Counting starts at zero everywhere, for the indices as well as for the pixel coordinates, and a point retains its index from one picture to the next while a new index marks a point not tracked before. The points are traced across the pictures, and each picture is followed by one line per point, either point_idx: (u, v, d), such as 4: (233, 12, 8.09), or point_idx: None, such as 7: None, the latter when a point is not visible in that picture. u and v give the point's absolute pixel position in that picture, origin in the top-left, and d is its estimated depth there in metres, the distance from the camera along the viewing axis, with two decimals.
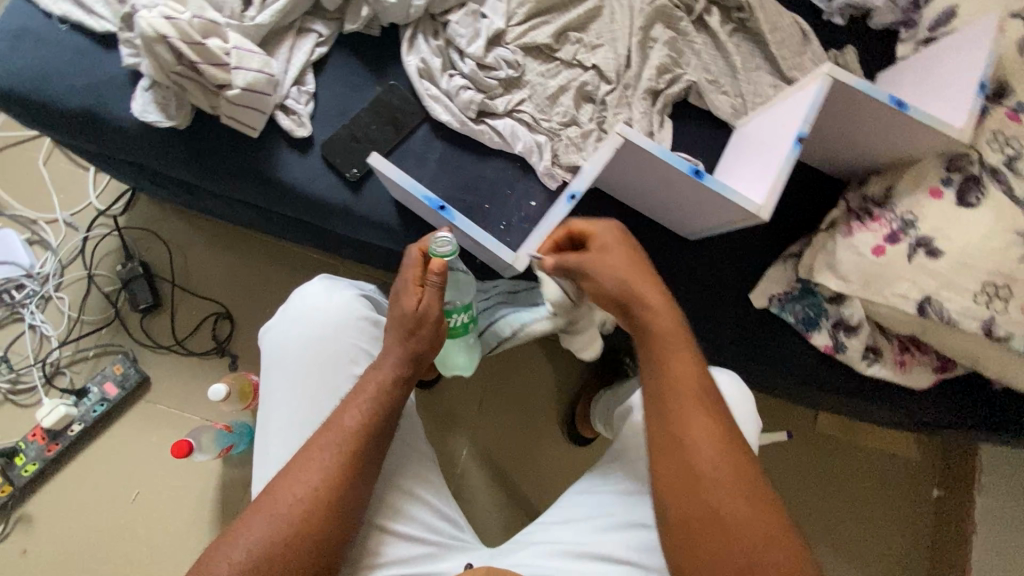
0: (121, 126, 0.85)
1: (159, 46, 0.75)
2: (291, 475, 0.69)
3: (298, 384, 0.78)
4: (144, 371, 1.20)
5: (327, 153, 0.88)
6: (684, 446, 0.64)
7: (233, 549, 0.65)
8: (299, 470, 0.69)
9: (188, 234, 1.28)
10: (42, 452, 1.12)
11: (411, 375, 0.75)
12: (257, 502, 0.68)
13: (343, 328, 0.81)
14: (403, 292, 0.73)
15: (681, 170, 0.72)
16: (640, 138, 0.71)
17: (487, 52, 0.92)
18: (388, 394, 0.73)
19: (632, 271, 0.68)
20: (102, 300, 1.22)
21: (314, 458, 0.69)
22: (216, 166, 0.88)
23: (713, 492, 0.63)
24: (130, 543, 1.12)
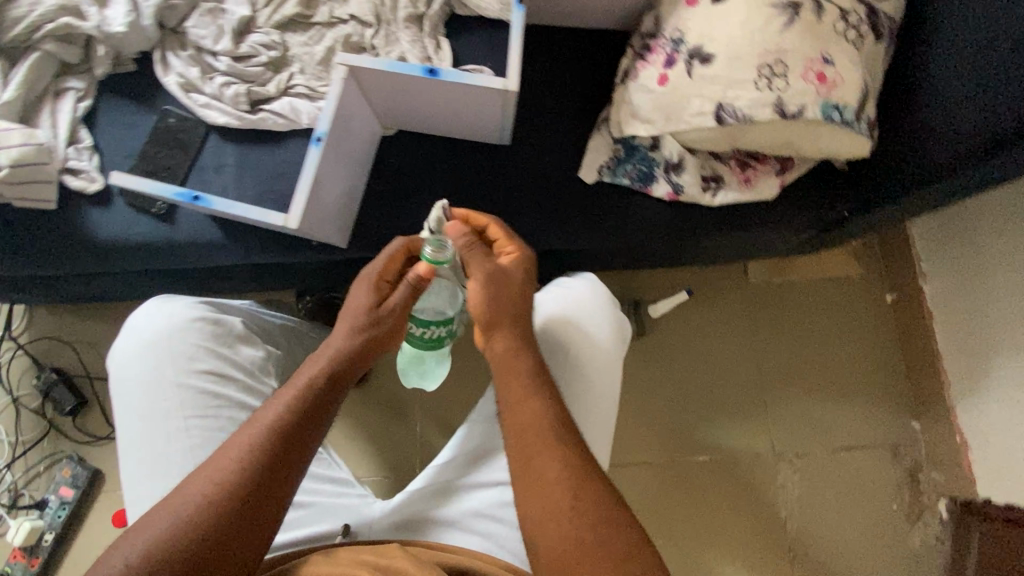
0: None
1: None
2: (205, 471, 0.66)
3: (144, 398, 0.77)
4: (93, 464, 1.23)
5: (127, 197, 0.90)
6: (525, 423, 0.69)
7: (132, 545, 0.62)
8: (211, 464, 0.67)
9: (89, 327, 1.31)
10: (26, 568, 1.17)
11: (342, 371, 0.74)
12: (170, 497, 0.66)
13: (180, 334, 0.80)
14: (362, 287, 0.76)
15: (415, 73, 0.75)
16: (359, 58, 0.77)
17: (240, 45, 0.92)
18: (318, 388, 0.72)
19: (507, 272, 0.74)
20: (33, 416, 1.26)
21: (227, 454, 0.67)
22: (32, 249, 0.89)
23: (538, 453, 0.67)
24: None
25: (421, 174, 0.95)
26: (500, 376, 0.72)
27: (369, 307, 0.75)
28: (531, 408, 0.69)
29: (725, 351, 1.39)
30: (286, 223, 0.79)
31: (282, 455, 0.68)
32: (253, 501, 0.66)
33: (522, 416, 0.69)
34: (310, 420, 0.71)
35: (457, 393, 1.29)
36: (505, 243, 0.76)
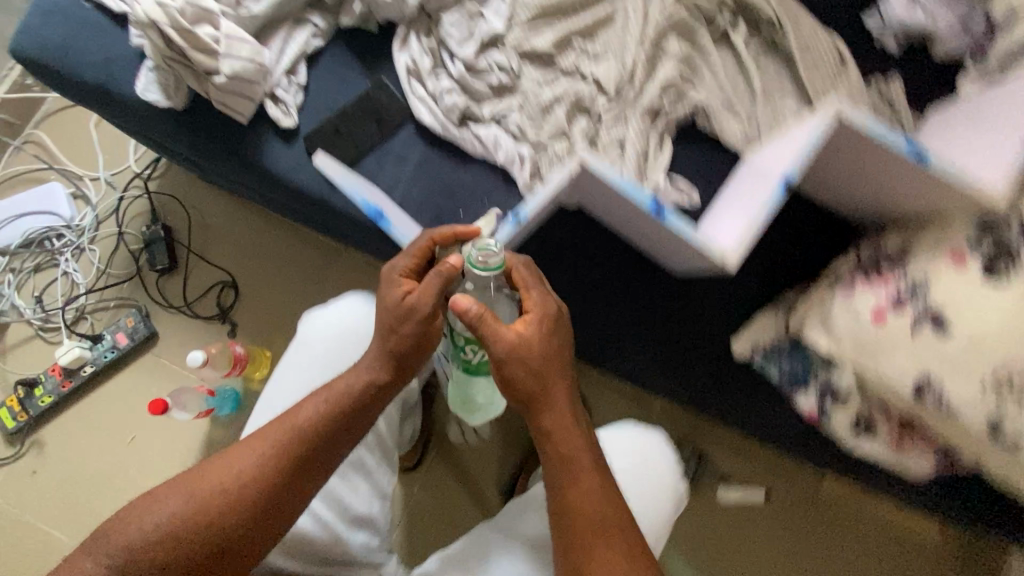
0: (127, 101, 0.89)
1: (151, 32, 0.79)
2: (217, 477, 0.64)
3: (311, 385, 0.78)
4: (155, 327, 1.28)
5: (310, 145, 0.89)
6: (572, 502, 0.67)
7: (148, 520, 0.62)
8: (238, 454, 0.65)
9: (208, 205, 1.34)
10: (59, 386, 1.23)
11: (386, 382, 0.68)
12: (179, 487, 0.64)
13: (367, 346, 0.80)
14: (385, 284, 0.66)
15: (642, 205, 0.68)
16: (601, 165, 0.70)
17: (480, 56, 0.89)
18: (360, 396, 0.67)
19: (535, 330, 0.66)
20: (128, 257, 1.31)
21: (254, 445, 0.65)
22: (206, 146, 0.90)
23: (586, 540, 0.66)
24: (124, 480, 1.22)
25: (580, 253, 0.92)
26: (551, 459, 0.68)
27: (397, 308, 0.64)
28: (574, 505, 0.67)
29: (760, 546, 1.27)
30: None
31: (307, 461, 0.65)
32: (271, 497, 0.64)
33: (575, 508, 0.67)
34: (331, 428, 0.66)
35: (491, 466, 1.21)
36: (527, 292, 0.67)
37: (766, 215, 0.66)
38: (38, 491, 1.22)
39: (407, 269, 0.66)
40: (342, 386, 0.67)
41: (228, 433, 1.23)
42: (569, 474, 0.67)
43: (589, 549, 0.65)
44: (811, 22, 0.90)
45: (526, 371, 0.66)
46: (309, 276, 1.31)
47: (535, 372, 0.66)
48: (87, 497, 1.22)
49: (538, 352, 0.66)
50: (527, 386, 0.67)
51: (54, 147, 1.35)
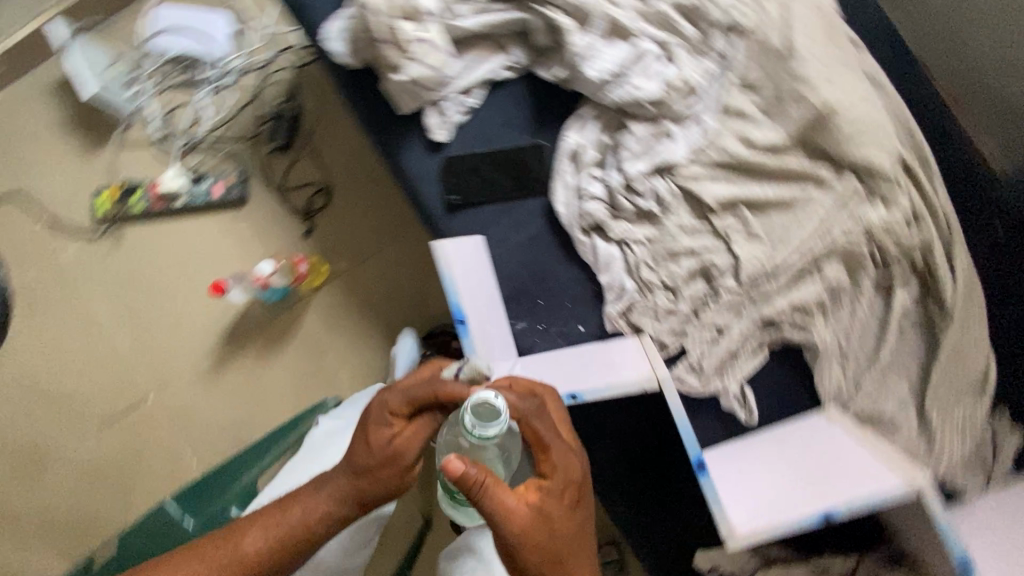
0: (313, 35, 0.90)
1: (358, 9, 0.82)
2: (245, 538, 0.75)
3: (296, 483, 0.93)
4: (247, 192, 1.36)
5: (447, 168, 0.88)
6: None
7: None
8: (204, 554, 0.76)
9: (342, 109, 1.38)
10: (152, 202, 1.34)
11: (348, 509, 0.75)
12: (209, 547, 0.76)
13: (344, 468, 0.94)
14: (375, 423, 0.71)
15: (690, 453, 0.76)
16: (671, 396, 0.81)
17: (644, 176, 0.84)
18: (321, 522, 0.76)
19: (551, 494, 0.67)
20: (254, 118, 1.37)
21: (218, 550, 0.76)
22: (359, 113, 0.90)
23: None
24: (169, 305, 1.36)
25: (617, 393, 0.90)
26: None
27: (384, 448, 0.71)
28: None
29: None
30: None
31: (268, 562, 0.75)
32: None
33: None
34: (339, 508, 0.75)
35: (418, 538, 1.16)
36: (542, 453, 0.69)
37: (790, 528, 0.73)
38: (95, 275, 1.36)
39: (401, 409, 0.70)
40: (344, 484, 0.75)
41: (262, 316, 1.36)
42: None
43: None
44: (977, 330, 0.84)
45: (532, 527, 0.66)
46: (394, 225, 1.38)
47: (541, 526, 0.66)
48: (133, 299, 1.36)
49: (546, 503, 0.67)
50: (537, 550, 0.66)
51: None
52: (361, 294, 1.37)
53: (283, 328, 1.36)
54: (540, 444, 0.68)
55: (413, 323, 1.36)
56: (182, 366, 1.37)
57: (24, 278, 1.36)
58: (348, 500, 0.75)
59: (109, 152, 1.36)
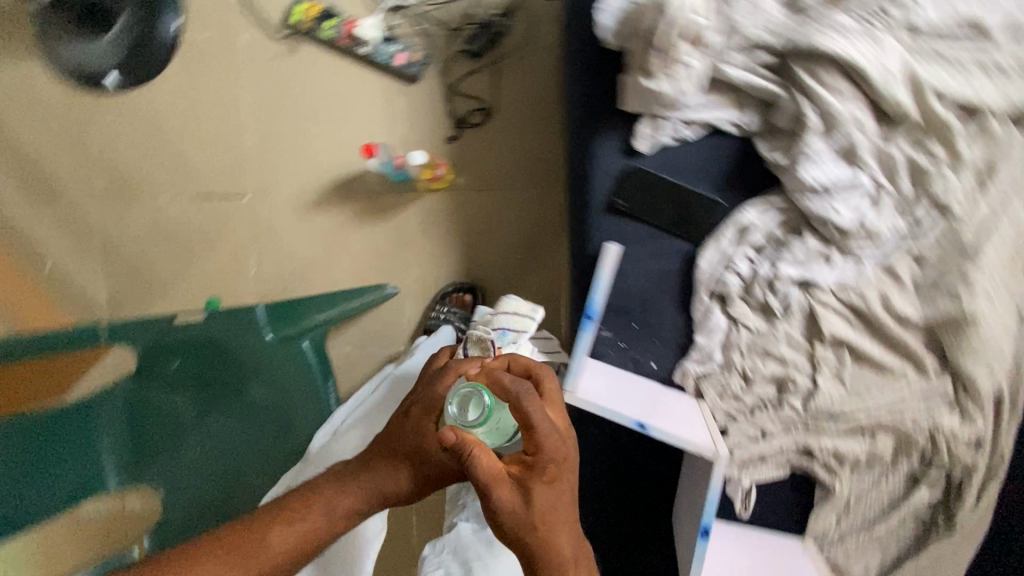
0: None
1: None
2: (274, 539, 0.83)
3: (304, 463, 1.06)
4: (421, 74, 1.42)
5: (629, 174, 0.94)
6: None
7: None
8: (244, 553, 0.82)
9: (541, 50, 1.40)
10: (339, 36, 1.39)
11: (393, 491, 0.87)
12: (241, 535, 0.84)
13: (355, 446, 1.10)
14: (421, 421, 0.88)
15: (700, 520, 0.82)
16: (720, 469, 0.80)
17: (787, 282, 0.90)
18: (369, 502, 0.87)
19: (534, 476, 0.75)
20: (463, 13, 1.41)
21: (255, 545, 0.82)
22: (582, 83, 0.95)
23: None
24: (305, 131, 1.45)
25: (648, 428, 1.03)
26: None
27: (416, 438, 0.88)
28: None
29: None
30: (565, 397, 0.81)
31: (319, 537, 0.85)
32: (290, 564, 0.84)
33: None
34: (377, 493, 0.88)
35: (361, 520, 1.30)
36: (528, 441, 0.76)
37: None
38: (255, 68, 1.43)
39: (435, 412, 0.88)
40: (375, 479, 0.88)
41: (374, 185, 1.45)
42: None
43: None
44: (962, 551, 0.94)
45: (509, 494, 0.74)
46: (524, 175, 1.44)
47: (520, 496, 0.74)
48: (278, 108, 1.44)
49: (523, 477, 0.75)
50: (519, 523, 0.73)
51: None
52: (463, 215, 1.45)
53: (385, 205, 1.45)
54: (529, 434, 0.75)
55: (492, 265, 1.45)
56: (285, 186, 1.47)
57: (195, 35, 1.43)
58: (384, 487, 0.88)
59: None
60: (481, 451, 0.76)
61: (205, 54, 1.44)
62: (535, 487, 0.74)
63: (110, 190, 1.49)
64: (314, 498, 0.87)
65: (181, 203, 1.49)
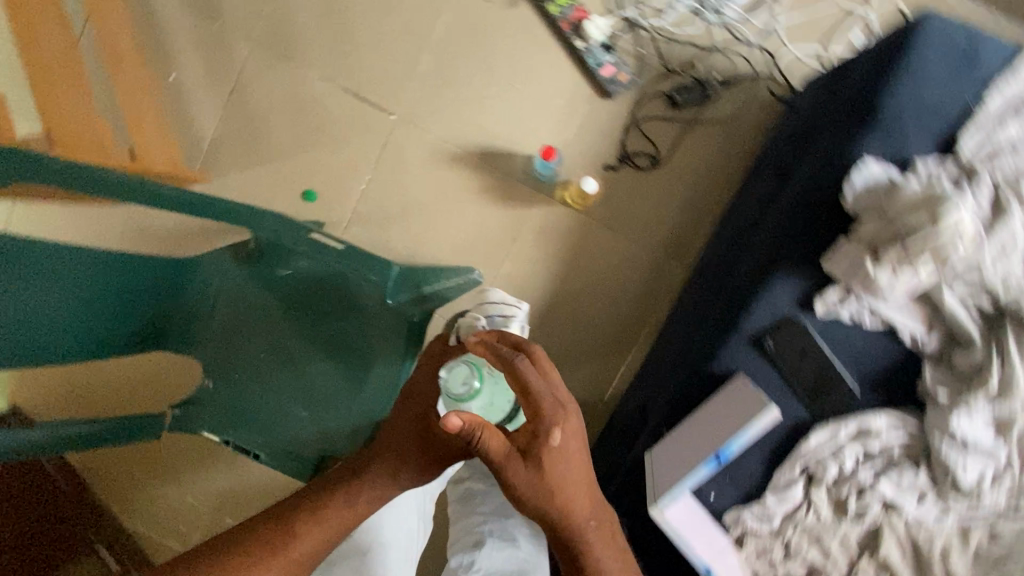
0: (851, 146, 0.91)
1: (917, 195, 0.84)
2: (318, 517, 0.86)
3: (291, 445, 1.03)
4: (616, 94, 1.37)
5: (791, 324, 0.95)
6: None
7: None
8: (263, 549, 0.82)
9: (738, 133, 1.35)
10: (563, 18, 1.34)
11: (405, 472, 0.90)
12: (257, 537, 0.83)
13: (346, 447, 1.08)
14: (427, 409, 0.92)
15: None
16: None
17: (876, 497, 0.90)
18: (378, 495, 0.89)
19: (542, 444, 0.74)
20: (686, 61, 1.36)
21: (280, 545, 0.83)
22: (794, 221, 0.95)
23: None
24: (481, 87, 1.41)
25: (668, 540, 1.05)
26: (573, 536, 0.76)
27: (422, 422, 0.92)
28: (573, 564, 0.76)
29: None
30: (654, 511, 0.90)
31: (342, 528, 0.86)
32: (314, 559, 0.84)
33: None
34: (386, 488, 0.90)
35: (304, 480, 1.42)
36: (526, 402, 0.76)
37: None
38: (467, 3, 1.39)
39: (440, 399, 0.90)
40: (381, 464, 0.91)
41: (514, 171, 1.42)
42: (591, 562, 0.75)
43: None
44: None
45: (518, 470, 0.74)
46: (653, 237, 1.42)
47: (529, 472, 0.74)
48: (468, 52, 1.40)
49: (525, 452, 0.74)
50: (538, 483, 0.74)
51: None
52: (579, 242, 1.43)
53: (515, 193, 1.43)
54: (528, 401, 0.75)
55: (580, 301, 1.44)
56: (434, 126, 1.43)
57: None
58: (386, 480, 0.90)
59: None
60: (484, 430, 0.74)
61: None
62: (538, 456, 0.74)
63: (269, 37, 1.43)
64: (326, 499, 0.88)
65: (328, 88, 1.43)
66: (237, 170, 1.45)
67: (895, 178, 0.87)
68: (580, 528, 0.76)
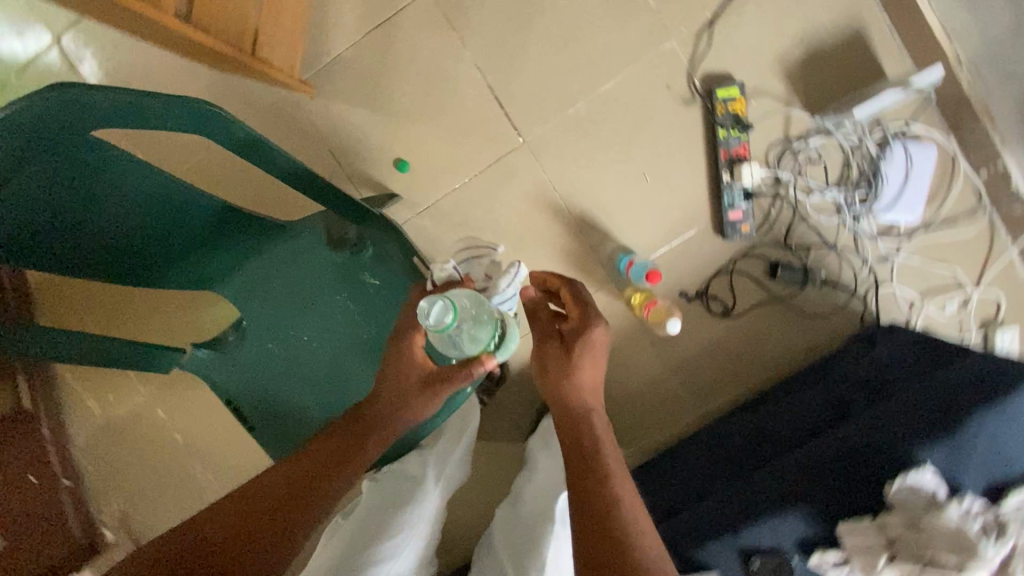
0: (919, 443, 0.96)
1: (955, 526, 0.89)
2: (326, 494, 0.84)
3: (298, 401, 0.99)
4: (728, 238, 1.35)
5: (786, 562, 0.97)
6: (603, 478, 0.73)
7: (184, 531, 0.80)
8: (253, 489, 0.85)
9: (808, 330, 1.38)
10: (724, 146, 1.30)
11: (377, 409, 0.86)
12: (258, 523, 0.81)
13: None
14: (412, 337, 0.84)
15: None
16: None
17: None
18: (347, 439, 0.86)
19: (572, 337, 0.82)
20: (804, 244, 1.35)
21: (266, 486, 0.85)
22: (830, 471, 1.00)
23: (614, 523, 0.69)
24: (613, 159, 1.36)
25: None
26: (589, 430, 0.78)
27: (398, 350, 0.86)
28: (585, 493, 0.71)
29: None
30: None
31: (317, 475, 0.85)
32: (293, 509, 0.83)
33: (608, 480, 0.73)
34: (384, 427, 0.86)
35: None
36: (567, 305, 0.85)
37: None
38: (648, 76, 1.32)
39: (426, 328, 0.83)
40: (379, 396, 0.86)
41: (601, 251, 1.39)
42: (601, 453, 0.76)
43: (591, 512, 0.70)
44: None
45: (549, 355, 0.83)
46: (688, 376, 1.42)
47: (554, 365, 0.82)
48: (621, 121, 1.34)
49: (551, 348, 0.82)
50: (574, 373, 0.80)
51: (943, 235, 1.33)
52: (622, 345, 1.42)
53: (589, 272, 1.39)
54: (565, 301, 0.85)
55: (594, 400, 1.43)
56: (553, 170, 1.37)
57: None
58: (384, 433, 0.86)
59: (779, 90, 1.30)
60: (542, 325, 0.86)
61: (634, 19, 1.31)
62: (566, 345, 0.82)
63: None
64: (329, 481, 0.85)
65: (474, 76, 1.34)
66: (346, 103, 1.36)
67: (943, 498, 0.92)
68: (587, 435, 0.78)
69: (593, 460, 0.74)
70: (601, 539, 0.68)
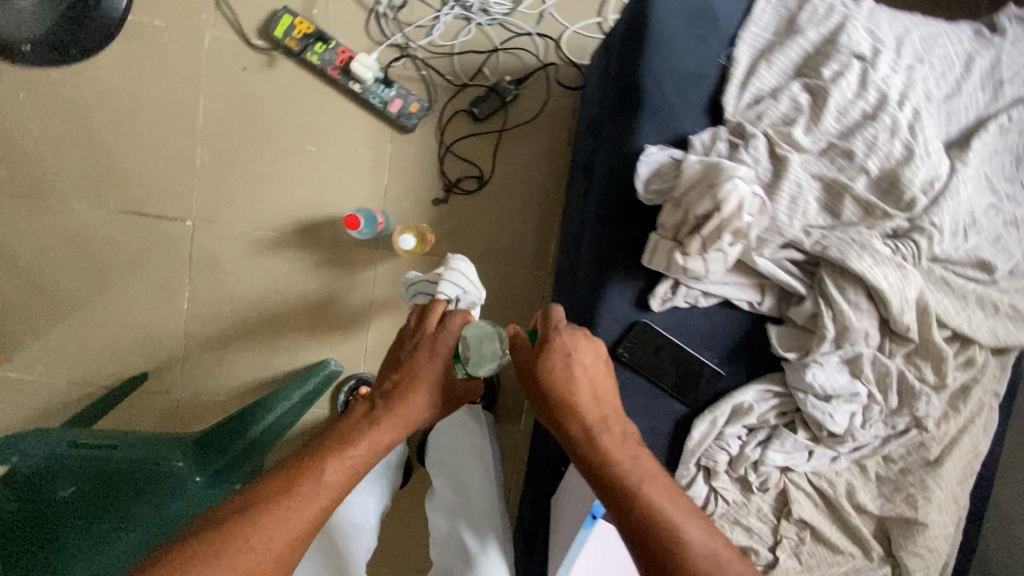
0: (622, 141, 0.86)
1: (688, 173, 0.79)
2: (323, 480, 0.67)
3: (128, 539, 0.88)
4: (414, 126, 1.27)
5: (639, 333, 0.88)
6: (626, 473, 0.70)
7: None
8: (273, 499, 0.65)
9: (551, 126, 1.29)
10: (328, 65, 1.21)
11: (411, 390, 0.78)
12: (274, 492, 0.66)
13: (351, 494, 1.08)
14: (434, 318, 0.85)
15: None
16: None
17: (761, 469, 0.88)
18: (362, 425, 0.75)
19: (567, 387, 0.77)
20: (473, 70, 1.27)
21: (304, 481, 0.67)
22: (603, 220, 0.89)
23: (635, 524, 0.67)
24: (268, 160, 1.27)
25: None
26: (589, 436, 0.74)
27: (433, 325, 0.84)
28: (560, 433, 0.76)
29: None
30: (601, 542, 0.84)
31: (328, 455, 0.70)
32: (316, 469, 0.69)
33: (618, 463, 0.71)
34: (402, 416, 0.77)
35: None
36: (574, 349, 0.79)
37: None
38: (219, 78, 1.24)
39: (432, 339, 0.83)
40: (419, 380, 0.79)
41: (338, 234, 1.30)
42: (597, 444, 0.73)
43: (594, 445, 0.73)
44: None
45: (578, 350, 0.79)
46: (509, 256, 1.33)
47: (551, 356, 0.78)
48: (241, 127, 1.25)
49: (563, 337, 0.79)
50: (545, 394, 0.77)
51: None
52: None
53: (353, 257, 1.31)
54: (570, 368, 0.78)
55: None
56: (237, 216, 1.28)
57: (157, 26, 1.22)
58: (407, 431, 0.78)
59: None
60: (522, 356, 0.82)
61: (164, 48, 1.23)
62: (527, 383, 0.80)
63: (10, 183, 1.24)
64: (314, 460, 0.69)
65: (103, 214, 1.26)
66: (38, 336, 1.27)
67: (661, 163, 0.82)
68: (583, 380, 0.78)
69: (594, 431, 0.74)
70: (619, 488, 0.69)
